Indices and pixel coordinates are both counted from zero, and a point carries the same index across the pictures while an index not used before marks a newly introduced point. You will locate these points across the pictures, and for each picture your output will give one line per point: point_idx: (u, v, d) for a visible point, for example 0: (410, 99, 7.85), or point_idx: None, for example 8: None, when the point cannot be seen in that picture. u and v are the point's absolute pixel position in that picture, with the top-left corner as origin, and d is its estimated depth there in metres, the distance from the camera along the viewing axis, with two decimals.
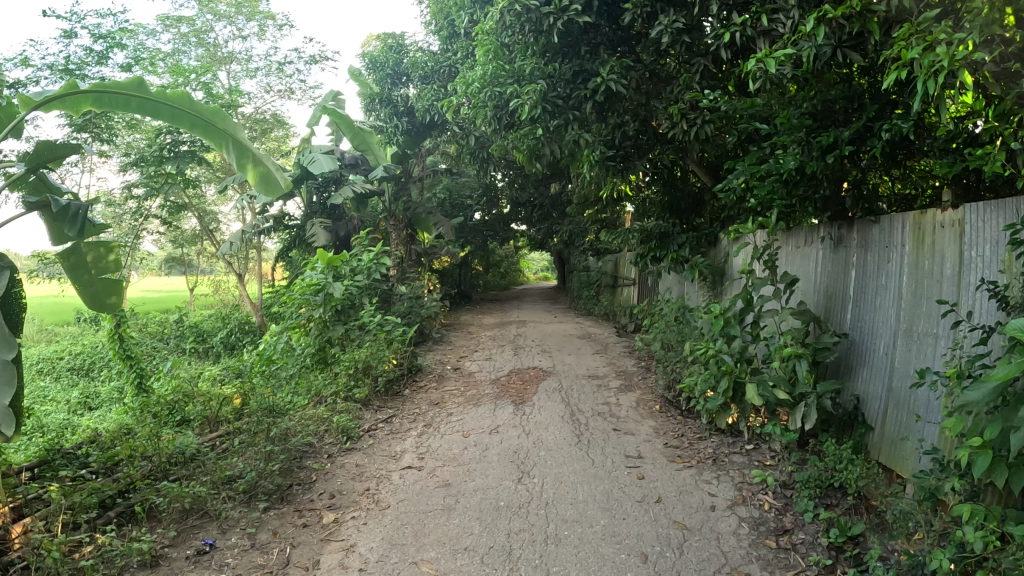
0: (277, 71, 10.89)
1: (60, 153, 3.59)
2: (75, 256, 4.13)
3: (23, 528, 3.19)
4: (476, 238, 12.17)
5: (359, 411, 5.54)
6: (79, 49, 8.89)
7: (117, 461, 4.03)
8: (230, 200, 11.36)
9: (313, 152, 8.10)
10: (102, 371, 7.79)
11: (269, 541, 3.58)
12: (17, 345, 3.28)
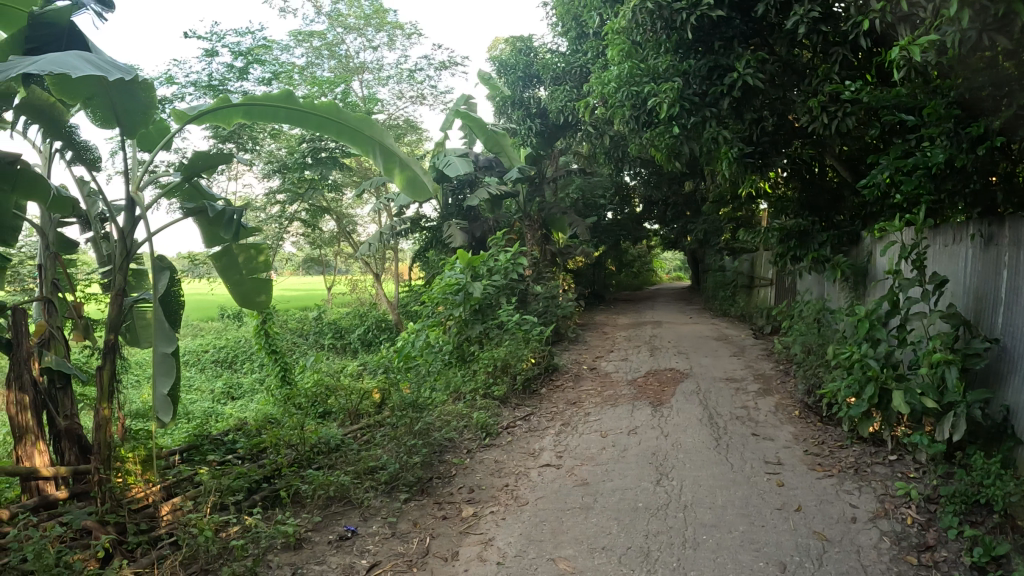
0: (408, 78, 11.21)
1: (214, 162, 3.74)
2: (227, 258, 4.46)
3: (172, 506, 3.46)
4: (609, 237, 12.09)
5: (498, 408, 5.61)
6: (220, 66, 9.50)
7: (262, 449, 4.32)
8: (367, 203, 11.86)
9: (448, 156, 8.29)
10: (247, 364, 8.28)
11: (410, 530, 3.71)
12: (176, 337, 3.55)
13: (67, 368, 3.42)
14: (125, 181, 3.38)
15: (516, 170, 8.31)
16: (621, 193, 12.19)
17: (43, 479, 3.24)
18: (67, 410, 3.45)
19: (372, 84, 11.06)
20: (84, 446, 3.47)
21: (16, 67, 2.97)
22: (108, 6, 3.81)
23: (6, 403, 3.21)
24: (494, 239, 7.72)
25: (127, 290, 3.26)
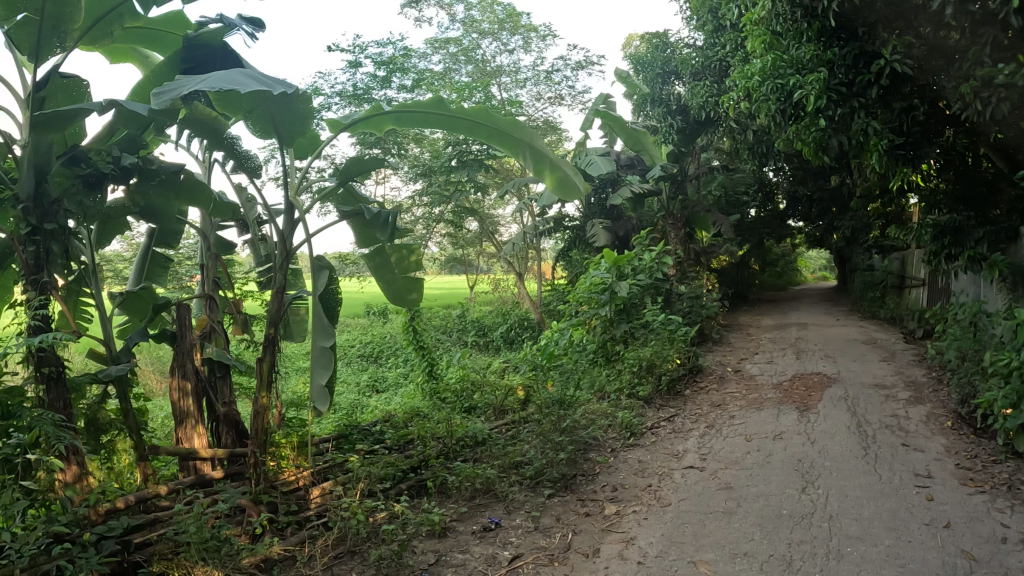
0: (544, 79, 11.31)
1: (366, 167, 3.87)
2: (379, 258, 4.61)
3: (321, 490, 3.69)
4: (753, 236, 11.72)
5: (642, 408, 5.52)
6: (364, 76, 9.95)
7: (408, 440, 4.48)
8: (508, 203, 12.07)
9: (590, 156, 8.29)
10: (391, 359, 8.57)
11: (553, 525, 3.74)
12: (335, 332, 3.81)
13: (225, 359, 3.72)
14: (284, 187, 3.63)
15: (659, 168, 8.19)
16: (765, 189, 11.74)
17: (201, 460, 3.55)
18: (223, 398, 3.76)
19: (510, 86, 11.22)
20: (240, 432, 3.78)
21: (185, 86, 3.28)
22: (259, 24, 4.11)
23: (171, 390, 3.51)
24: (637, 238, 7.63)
25: (285, 287, 3.54)
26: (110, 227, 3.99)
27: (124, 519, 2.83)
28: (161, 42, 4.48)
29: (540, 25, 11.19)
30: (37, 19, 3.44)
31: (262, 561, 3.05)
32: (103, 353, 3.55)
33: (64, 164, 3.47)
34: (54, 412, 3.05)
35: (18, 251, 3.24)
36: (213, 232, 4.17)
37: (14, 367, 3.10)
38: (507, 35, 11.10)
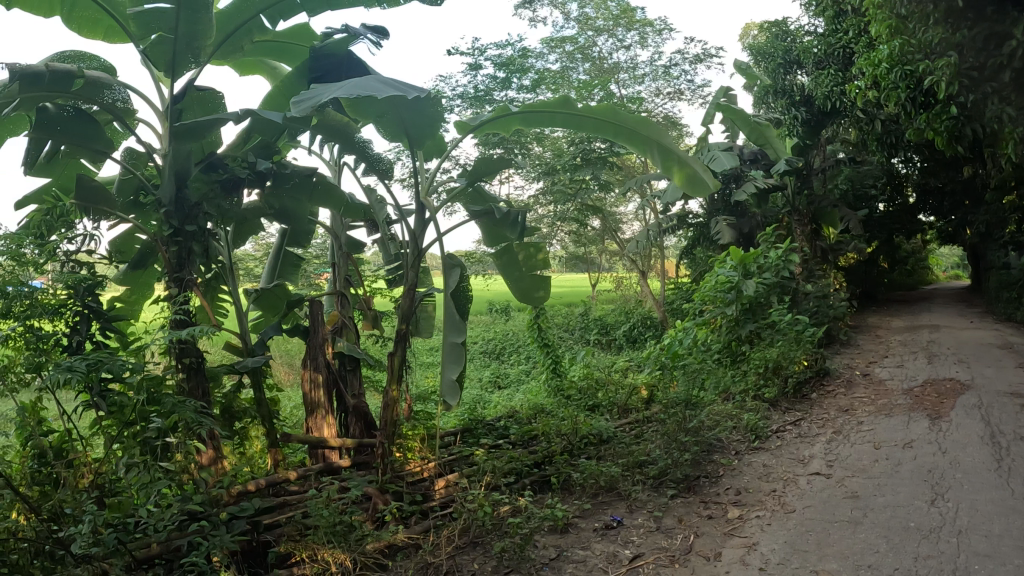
0: (662, 75, 11.13)
1: (495, 167, 3.97)
2: (507, 256, 4.70)
3: (445, 482, 3.79)
4: (882, 233, 11.17)
5: (768, 411, 5.36)
6: (485, 78, 10.09)
7: (532, 436, 4.55)
8: (628, 201, 11.95)
9: (713, 151, 8.16)
10: (513, 356, 8.63)
11: (675, 526, 3.70)
12: (465, 328, 3.93)
13: (355, 354, 3.88)
14: (415, 189, 3.76)
15: (784, 162, 7.98)
16: (894, 183, 11.18)
17: (329, 448, 3.70)
18: (351, 390, 3.94)
19: (627, 83, 11.13)
20: (367, 423, 3.92)
21: (323, 93, 3.41)
22: (382, 32, 4.26)
23: (303, 381, 3.70)
24: (763, 235, 7.40)
25: (417, 285, 3.68)
26: (245, 230, 4.23)
27: (254, 502, 3.01)
28: (290, 53, 4.73)
29: (655, 20, 11.02)
30: (171, 36, 3.68)
31: (385, 548, 3.17)
32: (239, 345, 3.78)
33: (203, 171, 3.71)
34: (193, 399, 3.28)
35: (162, 249, 3.50)
36: (342, 231, 4.35)
37: (157, 356, 3.35)
38: (623, 31, 10.98)
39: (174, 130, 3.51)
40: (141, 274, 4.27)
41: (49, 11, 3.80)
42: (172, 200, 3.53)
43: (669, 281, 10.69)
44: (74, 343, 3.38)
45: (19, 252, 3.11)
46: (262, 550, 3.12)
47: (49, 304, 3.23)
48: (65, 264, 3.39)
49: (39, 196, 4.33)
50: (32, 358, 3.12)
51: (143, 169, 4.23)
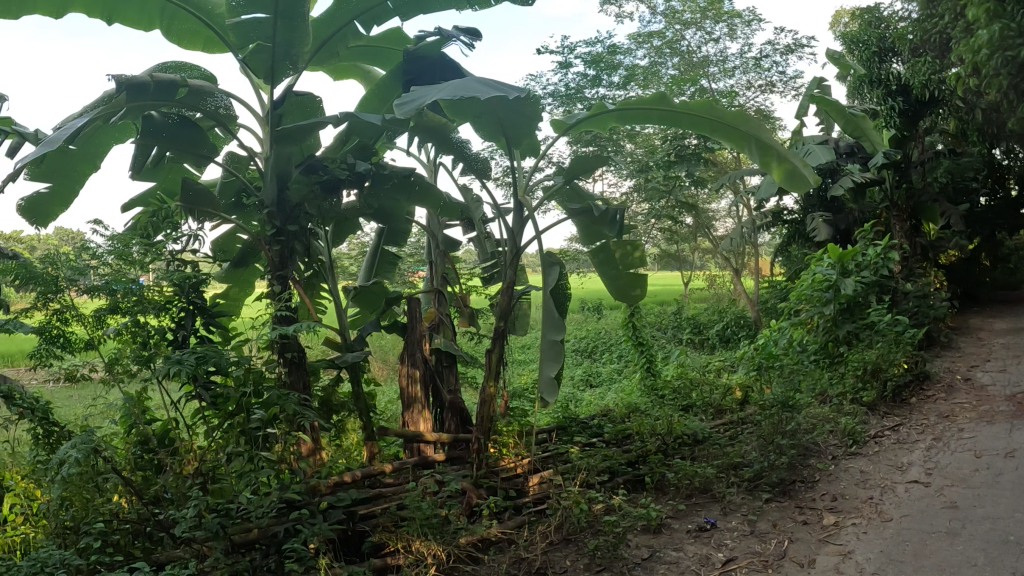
0: (753, 67, 10.83)
1: (591, 165, 3.92)
2: (604, 254, 4.58)
3: (539, 479, 3.80)
4: (988, 229, 10.60)
5: (866, 415, 5.16)
6: (575, 76, 10.01)
7: (626, 435, 4.49)
8: (720, 197, 11.69)
9: (808, 145, 7.93)
10: (605, 354, 8.57)
11: (769, 531, 3.62)
12: (565, 326, 3.91)
13: (451, 350, 3.96)
14: (513, 187, 3.78)
15: (882, 155, 7.71)
16: (998, 177, 10.61)
17: (425, 443, 3.75)
18: (448, 385, 4.00)
19: (717, 77, 10.90)
20: (463, 419, 4.01)
21: (426, 95, 3.44)
22: (475, 33, 4.28)
23: (400, 376, 3.80)
24: (861, 232, 7.13)
25: (515, 283, 3.70)
26: (344, 228, 4.36)
27: (350, 493, 3.08)
28: (383, 57, 4.82)
29: (744, 11, 10.73)
30: (268, 45, 3.78)
31: (479, 542, 3.21)
32: (338, 340, 3.90)
33: (303, 172, 3.85)
34: (294, 392, 3.43)
35: (264, 248, 3.67)
36: (439, 229, 4.42)
37: (260, 351, 3.48)
38: (711, 23, 10.75)
39: (276, 133, 3.68)
40: (241, 271, 4.44)
41: (150, 24, 3.98)
42: (274, 200, 3.72)
43: (764, 279, 10.43)
44: (181, 338, 3.54)
45: (126, 251, 3.30)
46: (358, 539, 3.21)
47: (157, 301, 3.40)
48: (174, 262, 3.56)
49: (147, 199, 4.54)
50: (142, 352, 3.29)
51: (245, 172, 4.46)
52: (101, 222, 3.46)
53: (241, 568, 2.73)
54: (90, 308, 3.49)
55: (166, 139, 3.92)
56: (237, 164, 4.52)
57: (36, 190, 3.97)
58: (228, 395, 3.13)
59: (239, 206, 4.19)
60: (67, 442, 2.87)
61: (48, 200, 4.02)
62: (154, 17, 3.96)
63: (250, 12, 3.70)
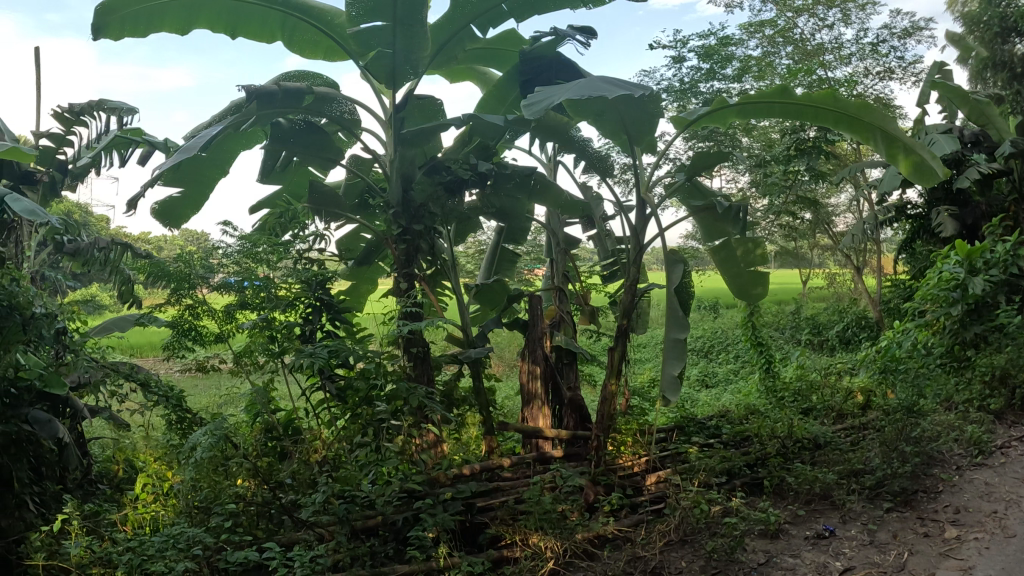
0: (869, 53, 10.01)
1: (713, 161, 3.85)
2: (725, 252, 4.47)
3: (656, 477, 3.74)
4: None
5: (995, 424, 4.84)
6: (686, 71, 9.83)
7: (745, 437, 4.41)
8: (839, 191, 11.19)
9: (931, 135, 7.51)
10: (719, 353, 8.39)
11: (889, 542, 3.47)
12: (689, 324, 3.88)
13: (572, 347, 4.00)
14: (635, 185, 3.72)
15: (1012, 143, 7.22)
16: None
17: (544, 438, 3.81)
18: (568, 383, 4.02)
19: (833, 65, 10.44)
20: (582, 416, 3.92)
21: (556, 96, 3.35)
22: (590, 32, 4.29)
23: (521, 371, 3.85)
24: (991, 227, 6.69)
25: (638, 281, 3.62)
26: (465, 227, 4.45)
27: (469, 486, 3.12)
28: (498, 59, 4.88)
29: None
30: (389, 52, 3.89)
31: (594, 538, 3.20)
32: (460, 336, 3.98)
33: (426, 173, 3.93)
34: (419, 383, 3.47)
35: (392, 247, 3.82)
36: (559, 227, 4.43)
37: (386, 345, 3.60)
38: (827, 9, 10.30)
39: (402, 136, 3.83)
40: (364, 270, 4.62)
41: (273, 37, 4.17)
42: (399, 201, 3.85)
43: (887, 278, 9.95)
44: (309, 331, 3.70)
45: (255, 251, 3.47)
46: (477, 530, 3.25)
47: (285, 297, 3.56)
48: (301, 261, 3.67)
49: (274, 202, 4.77)
50: (272, 345, 3.46)
51: (369, 175, 4.66)
52: (230, 222, 3.71)
53: (361, 553, 2.82)
54: (219, 303, 3.75)
55: (292, 144, 4.10)
56: (361, 166, 4.67)
57: (169, 196, 4.20)
58: (359, 386, 3.24)
59: (363, 206, 4.33)
60: (201, 429, 3.04)
61: (181, 204, 4.25)
62: (275, 30, 4.15)
63: (369, 21, 3.80)
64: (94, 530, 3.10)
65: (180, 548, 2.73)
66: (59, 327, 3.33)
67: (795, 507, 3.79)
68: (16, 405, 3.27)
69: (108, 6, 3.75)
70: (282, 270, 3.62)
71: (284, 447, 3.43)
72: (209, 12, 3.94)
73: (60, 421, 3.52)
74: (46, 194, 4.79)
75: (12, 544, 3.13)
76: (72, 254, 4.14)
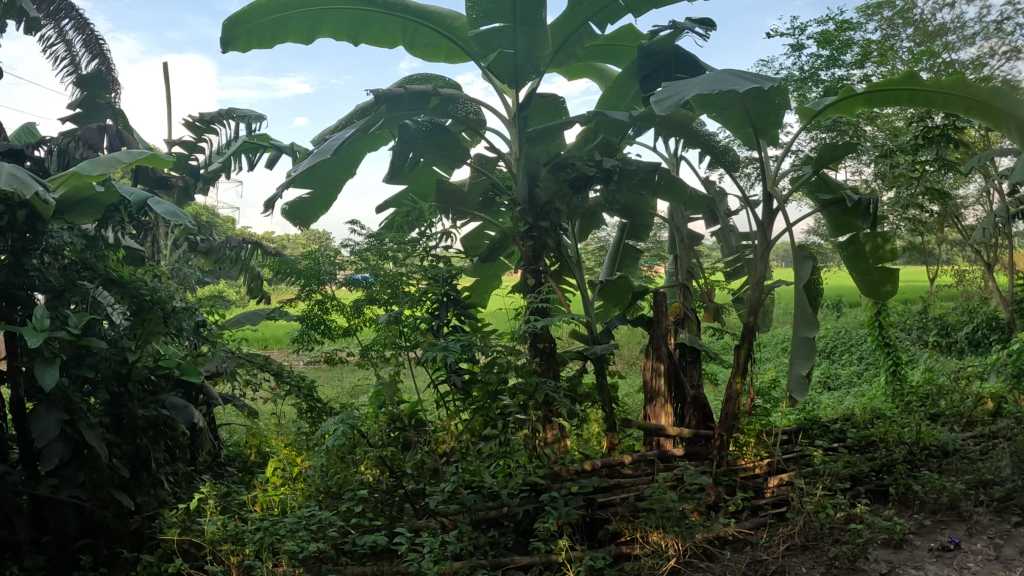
0: (994, 31, 8.09)
1: (841, 152, 3.69)
2: (853, 248, 4.26)
3: (778, 481, 3.64)
4: None
5: None
6: None
7: (870, 442, 4.24)
8: (970, 182, 10.53)
9: None
10: (842, 353, 8.08)
11: (1018, 558, 3.26)
12: (819, 323, 3.78)
13: (697, 344, 3.87)
14: (762, 178, 3.60)
15: None
16: None
17: (666, 437, 3.75)
18: (692, 381, 3.92)
19: None
20: (705, 415, 3.84)
21: (686, 91, 3.25)
22: (710, 24, 4.22)
23: (645, 369, 3.81)
24: None
25: (766, 278, 3.53)
26: (588, 224, 4.54)
27: (592, 482, 3.10)
28: (615, 53, 4.87)
29: None
30: (510, 52, 3.93)
31: (715, 539, 3.16)
32: (586, 333, 4.00)
33: (551, 170, 4.00)
34: (547, 378, 3.52)
35: (519, 243, 3.87)
36: (683, 223, 4.55)
37: (513, 341, 3.67)
38: None
39: (528, 135, 3.96)
40: (487, 267, 4.60)
41: (395, 42, 4.29)
42: (525, 198, 3.91)
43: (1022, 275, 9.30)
44: (435, 326, 3.80)
45: (381, 247, 3.62)
46: (598, 526, 3.25)
47: (414, 293, 3.67)
48: (430, 258, 3.82)
49: (400, 201, 4.87)
50: (401, 341, 3.58)
51: (494, 173, 4.75)
52: (357, 222, 3.86)
53: (483, 542, 2.88)
54: (348, 299, 3.95)
55: (418, 145, 4.27)
56: (486, 165, 4.73)
57: (300, 197, 4.36)
58: (491, 379, 3.32)
59: (486, 203, 4.54)
60: (334, 418, 3.21)
61: (310, 205, 4.41)
62: (396, 36, 4.26)
63: (489, 23, 3.86)
64: (227, 509, 3.28)
65: (311, 530, 2.87)
66: (198, 322, 3.71)
67: (920, 517, 3.61)
68: (156, 391, 3.52)
69: (235, 21, 3.96)
70: (411, 268, 3.69)
71: (410, 438, 3.56)
72: (331, 21, 4.10)
73: (196, 406, 3.85)
74: (182, 196, 5.47)
75: (149, 520, 3.35)
76: (205, 253, 4.75)
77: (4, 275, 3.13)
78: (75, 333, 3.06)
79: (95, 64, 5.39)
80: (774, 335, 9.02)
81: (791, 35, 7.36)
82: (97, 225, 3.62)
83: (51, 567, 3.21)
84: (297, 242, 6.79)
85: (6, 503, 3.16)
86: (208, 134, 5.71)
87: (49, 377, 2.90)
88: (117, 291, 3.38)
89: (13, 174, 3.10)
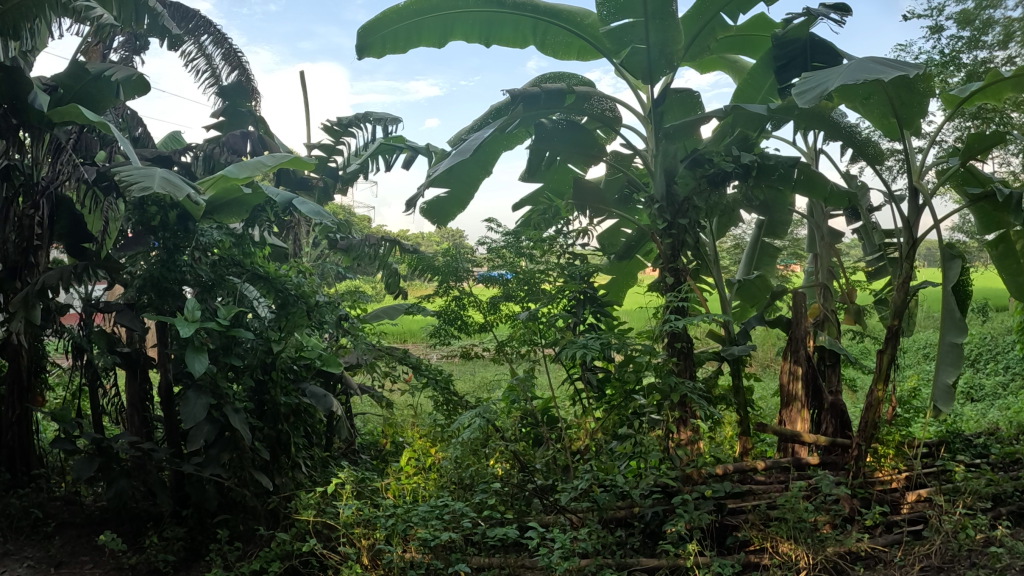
0: None
1: (991, 143, 3.46)
2: (1004, 246, 4.01)
3: (916, 496, 3.44)
4: None
5: None
6: None
7: (1017, 459, 3.91)
8: None
9: None
10: (988, 361, 7.54)
11: None
12: (968, 327, 3.54)
13: (835, 348, 3.77)
14: (907, 173, 3.40)
15: None
16: None
17: (801, 443, 3.61)
18: (831, 387, 3.75)
19: None
20: (843, 422, 3.65)
21: (830, 81, 3.12)
22: (846, 9, 4.00)
23: (781, 372, 3.70)
24: None
25: (911, 278, 3.35)
26: (724, 223, 4.34)
27: (724, 487, 3.04)
28: (748, 44, 4.73)
29: None
30: (644, 47, 3.89)
31: (847, 554, 3.00)
32: (722, 333, 3.90)
33: (688, 167, 3.85)
34: (684, 378, 3.46)
35: (658, 241, 3.84)
36: (824, 221, 4.39)
37: (649, 340, 3.63)
38: None
39: (665, 131, 3.94)
40: (624, 263, 4.68)
41: (526, 42, 4.33)
42: (663, 195, 3.90)
43: None
44: (573, 323, 3.75)
45: (517, 245, 3.73)
46: (726, 531, 3.19)
47: (551, 291, 3.72)
48: (567, 256, 3.80)
49: (536, 199, 4.91)
50: (533, 339, 3.64)
51: (630, 170, 4.72)
52: (494, 219, 3.94)
53: (610, 541, 2.89)
54: (484, 295, 4.13)
55: (556, 142, 4.29)
56: (622, 162, 4.73)
57: (438, 195, 4.44)
58: (627, 377, 3.32)
59: (623, 200, 4.62)
60: (471, 412, 3.32)
61: (448, 203, 4.49)
62: (527, 35, 4.30)
63: (619, 20, 3.86)
64: (361, 494, 3.39)
65: (444, 519, 2.97)
66: (339, 316, 3.91)
67: None
68: (297, 381, 3.72)
69: (368, 29, 4.11)
70: (548, 264, 3.76)
71: (542, 434, 3.61)
72: (463, 24, 4.19)
73: (334, 395, 4.05)
74: (321, 196, 5.65)
75: (285, 500, 3.50)
76: (345, 250, 5.04)
77: (158, 271, 3.36)
78: (224, 325, 3.26)
79: (234, 75, 5.61)
80: (915, 341, 8.53)
81: (930, 17, 6.90)
82: (243, 223, 3.89)
83: (191, 539, 3.48)
84: (432, 240, 6.95)
85: (150, 477, 3.49)
86: (346, 137, 5.95)
87: (198, 364, 3.08)
88: (265, 285, 3.61)
89: (165, 177, 3.36)
